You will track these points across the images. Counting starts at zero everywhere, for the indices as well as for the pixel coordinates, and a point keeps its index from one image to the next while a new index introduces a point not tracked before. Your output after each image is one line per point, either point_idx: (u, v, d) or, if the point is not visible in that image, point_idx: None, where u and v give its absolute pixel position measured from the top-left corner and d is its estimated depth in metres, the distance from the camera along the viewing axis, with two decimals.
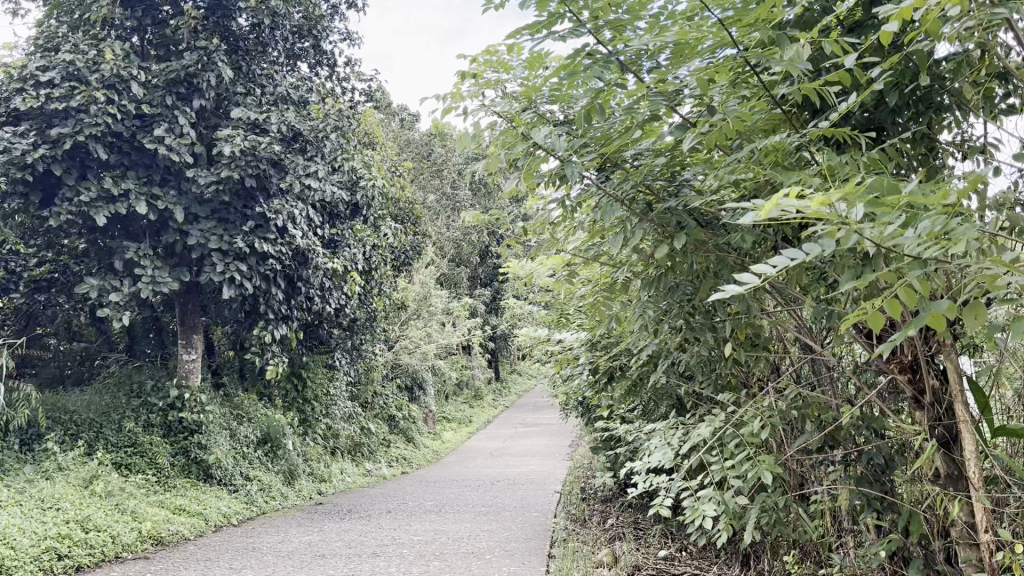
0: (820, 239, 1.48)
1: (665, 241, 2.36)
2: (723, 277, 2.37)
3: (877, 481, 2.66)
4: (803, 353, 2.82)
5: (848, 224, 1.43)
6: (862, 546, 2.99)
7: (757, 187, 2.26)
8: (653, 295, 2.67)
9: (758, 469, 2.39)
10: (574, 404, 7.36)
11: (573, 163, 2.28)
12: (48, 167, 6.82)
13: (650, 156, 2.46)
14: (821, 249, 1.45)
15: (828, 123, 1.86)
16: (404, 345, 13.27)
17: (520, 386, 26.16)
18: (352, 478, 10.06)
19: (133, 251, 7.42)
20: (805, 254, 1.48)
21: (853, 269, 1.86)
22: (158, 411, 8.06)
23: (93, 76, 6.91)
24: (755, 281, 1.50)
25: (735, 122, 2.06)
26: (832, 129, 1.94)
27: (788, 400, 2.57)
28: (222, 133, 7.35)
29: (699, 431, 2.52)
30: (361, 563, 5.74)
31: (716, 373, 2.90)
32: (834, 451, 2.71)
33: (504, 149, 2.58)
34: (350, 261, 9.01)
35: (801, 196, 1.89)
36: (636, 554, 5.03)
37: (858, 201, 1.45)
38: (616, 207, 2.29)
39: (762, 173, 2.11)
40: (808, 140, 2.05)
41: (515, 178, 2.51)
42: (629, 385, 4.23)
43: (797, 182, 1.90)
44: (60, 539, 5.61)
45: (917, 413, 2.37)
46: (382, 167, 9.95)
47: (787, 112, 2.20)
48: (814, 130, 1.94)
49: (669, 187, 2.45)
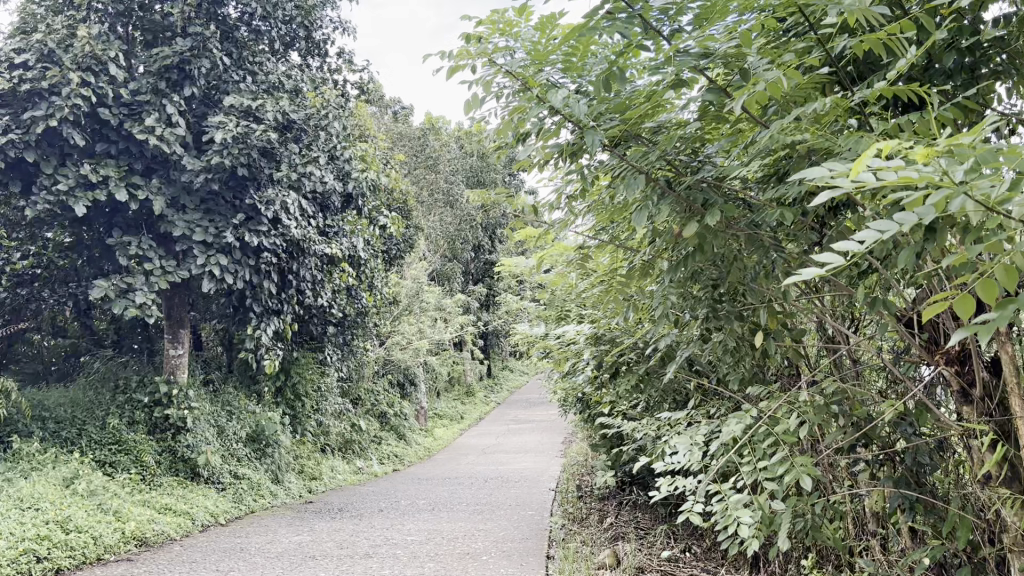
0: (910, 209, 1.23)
1: (692, 220, 2.13)
2: (757, 259, 2.16)
3: (916, 482, 2.45)
4: (834, 345, 2.60)
5: (950, 184, 1.17)
6: (894, 550, 2.80)
7: (799, 156, 2.03)
8: (677, 281, 2.45)
9: (795, 470, 2.17)
10: (573, 401, 7.13)
11: (594, 131, 2.05)
12: (23, 154, 6.55)
13: (669, 130, 2.23)
14: (915, 220, 1.20)
15: (887, 81, 1.65)
16: (394, 341, 13.04)
17: (512, 381, 25.94)
18: (343, 476, 9.83)
19: (119, 241, 7.15)
20: (895, 226, 1.23)
21: (913, 248, 1.65)
22: (143, 407, 7.78)
23: (70, 58, 6.64)
24: (838, 262, 1.27)
25: (781, 79, 1.82)
26: (899, 83, 1.71)
27: (824, 396, 2.36)
28: (212, 119, 7.10)
29: (728, 428, 2.31)
30: (352, 565, 5.52)
31: (741, 367, 2.69)
32: (872, 450, 2.50)
33: (512, 119, 2.33)
34: (343, 253, 8.80)
35: (860, 159, 1.67)
36: (640, 555, 4.82)
37: (961, 158, 1.19)
38: (642, 179, 2.05)
39: (813, 137, 1.86)
40: (864, 99, 1.82)
41: (525, 149, 2.24)
42: (637, 380, 4.02)
43: (851, 149, 1.68)
44: (38, 540, 5.37)
45: (965, 408, 2.17)
46: (375, 158, 9.71)
47: (833, 72, 1.97)
48: (876, 87, 1.72)
49: (691, 164, 2.23)
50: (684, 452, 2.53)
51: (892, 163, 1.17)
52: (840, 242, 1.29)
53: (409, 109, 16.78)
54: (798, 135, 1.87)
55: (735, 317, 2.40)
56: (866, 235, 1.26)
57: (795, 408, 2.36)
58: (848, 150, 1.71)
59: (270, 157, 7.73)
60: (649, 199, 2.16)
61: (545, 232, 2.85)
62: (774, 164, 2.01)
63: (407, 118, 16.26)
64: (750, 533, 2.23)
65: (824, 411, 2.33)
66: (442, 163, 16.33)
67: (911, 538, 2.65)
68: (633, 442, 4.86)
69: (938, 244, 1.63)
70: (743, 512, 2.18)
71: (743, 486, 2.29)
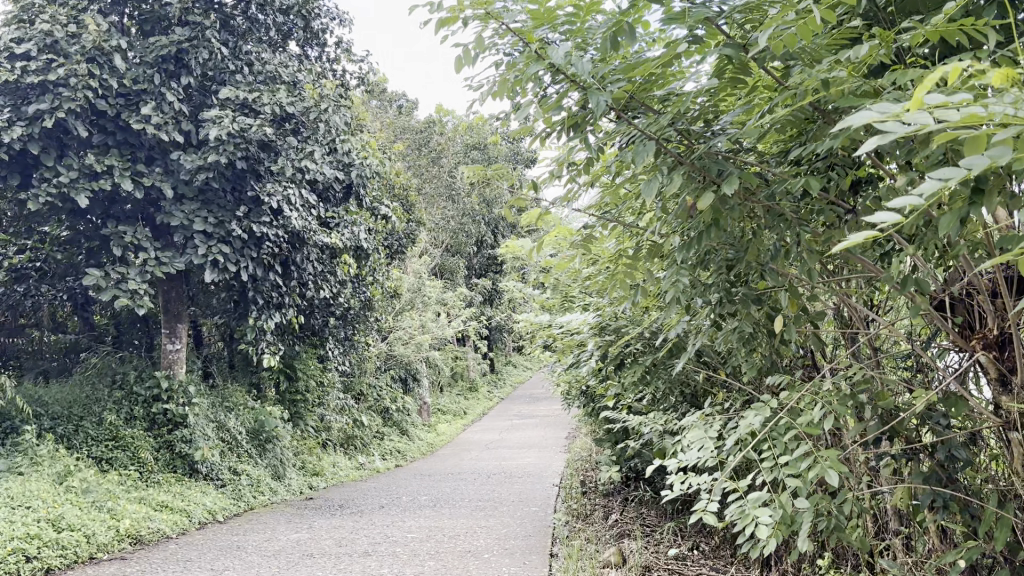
0: (983, 150, 1.03)
1: (707, 189, 1.97)
2: (777, 229, 2.00)
3: (948, 478, 2.28)
4: (857, 332, 2.43)
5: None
6: (918, 550, 2.64)
7: (829, 114, 1.87)
8: (688, 260, 2.27)
9: (820, 466, 1.98)
10: (576, 394, 6.96)
11: (598, 92, 1.90)
12: (23, 145, 6.36)
13: (680, 100, 2.09)
14: (992, 161, 1.01)
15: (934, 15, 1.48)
16: (397, 336, 12.86)
17: (514, 376, 25.77)
18: (344, 471, 9.68)
19: (118, 232, 6.96)
20: (965, 171, 1.04)
21: (958, 211, 1.48)
22: (142, 402, 7.59)
23: (73, 49, 6.46)
24: (894, 220, 1.08)
25: (810, 23, 1.67)
26: (947, 25, 1.54)
27: (851, 384, 2.18)
28: (208, 113, 6.85)
29: (747, 421, 2.13)
30: (351, 564, 5.34)
31: (756, 354, 2.51)
32: (899, 445, 2.33)
33: (513, 78, 2.17)
34: (345, 244, 8.61)
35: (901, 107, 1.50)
36: (646, 552, 4.65)
37: None
38: (652, 144, 1.89)
39: (843, 90, 1.71)
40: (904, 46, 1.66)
41: (524, 109, 2.06)
42: (642, 372, 3.85)
43: (888, 98, 1.52)
44: (29, 539, 5.20)
45: (1004, 397, 2.02)
46: (375, 150, 9.53)
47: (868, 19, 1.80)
48: (920, 27, 1.55)
49: (705, 135, 2.08)
50: (698, 447, 2.33)
51: (959, 101, 0.99)
52: (894, 200, 1.11)
53: (411, 103, 16.58)
54: (828, 88, 1.71)
55: (752, 299, 2.22)
56: (927, 187, 1.07)
57: (818, 399, 2.17)
58: (886, 98, 1.54)
59: (268, 149, 7.51)
60: (660, 167, 1.99)
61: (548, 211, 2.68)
62: (800, 122, 1.85)
63: (410, 113, 16.03)
64: (770, 534, 2.04)
65: (851, 403, 2.13)
66: (444, 156, 16.11)
67: (940, 539, 2.49)
68: (641, 437, 4.68)
69: (989, 205, 1.47)
70: (763, 512, 1.99)
71: (763, 484, 2.10)
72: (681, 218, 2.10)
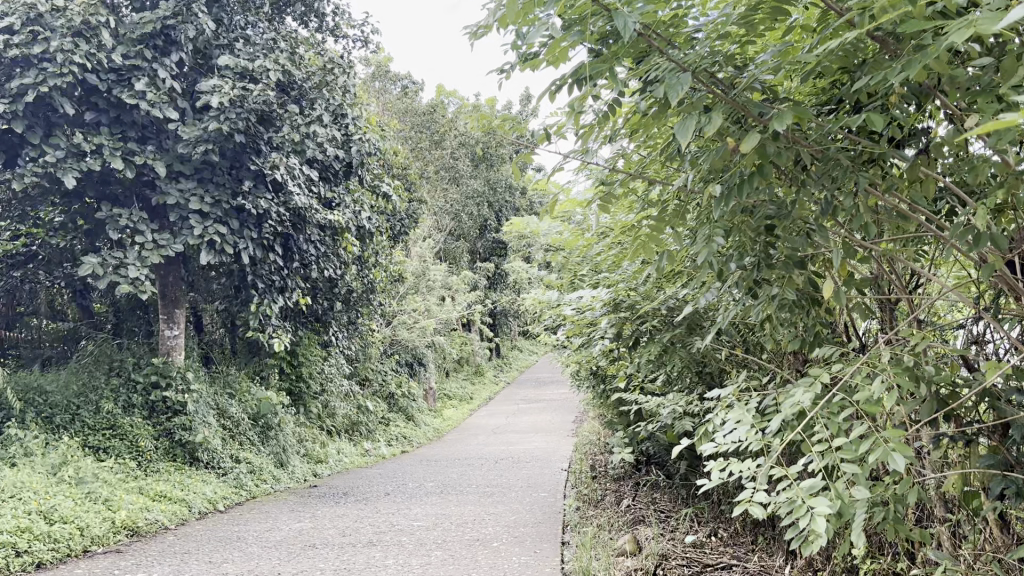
0: None
1: (749, 129, 1.74)
2: (838, 179, 1.76)
3: (1017, 462, 2.03)
4: (906, 298, 2.19)
5: None
6: (974, 541, 2.40)
7: (900, 40, 1.62)
8: (723, 216, 2.02)
9: (883, 449, 1.72)
10: (584, 374, 6.71)
11: (625, 15, 1.67)
12: (8, 124, 6.06)
13: (714, 38, 1.88)
14: None
15: None
16: (400, 321, 12.59)
17: (519, 360, 25.62)
18: (348, 458, 9.48)
19: (115, 216, 6.68)
20: None
21: None
22: (140, 390, 7.35)
23: (58, 22, 6.14)
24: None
25: None
26: None
27: (910, 355, 1.93)
28: (206, 82, 6.53)
29: (795, 399, 1.87)
30: (354, 555, 5.10)
31: (797, 327, 2.27)
32: (959, 423, 2.07)
33: (524, 4, 1.93)
34: (346, 224, 8.37)
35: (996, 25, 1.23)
36: (662, 540, 4.41)
37: None
38: (688, 75, 1.65)
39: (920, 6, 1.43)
40: None
41: (536, 34, 1.82)
42: (659, 351, 3.58)
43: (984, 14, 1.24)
44: (19, 533, 4.96)
45: None
46: (375, 126, 9.23)
47: None
48: None
49: (743, 76, 1.86)
50: (740, 428, 2.07)
51: None
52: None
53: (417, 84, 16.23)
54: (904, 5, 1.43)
55: (795, 261, 1.98)
56: None
57: (878, 372, 1.93)
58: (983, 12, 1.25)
59: (268, 121, 7.22)
60: (695, 107, 1.75)
61: (568, 164, 2.43)
62: (860, 43, 1.59)
63: (415, 95, 15.70)
64: (825, 528, 1.80)
65: (916, 379, 1.89)
66: (448, 139, 15.78)
67: (1002, 529, 2.28)
68: (656, 420, 4.41)
69: None
70: (819, 501, 1.74)
71: (817, 471, 1.85)
72: (718, 167, 1.87)
